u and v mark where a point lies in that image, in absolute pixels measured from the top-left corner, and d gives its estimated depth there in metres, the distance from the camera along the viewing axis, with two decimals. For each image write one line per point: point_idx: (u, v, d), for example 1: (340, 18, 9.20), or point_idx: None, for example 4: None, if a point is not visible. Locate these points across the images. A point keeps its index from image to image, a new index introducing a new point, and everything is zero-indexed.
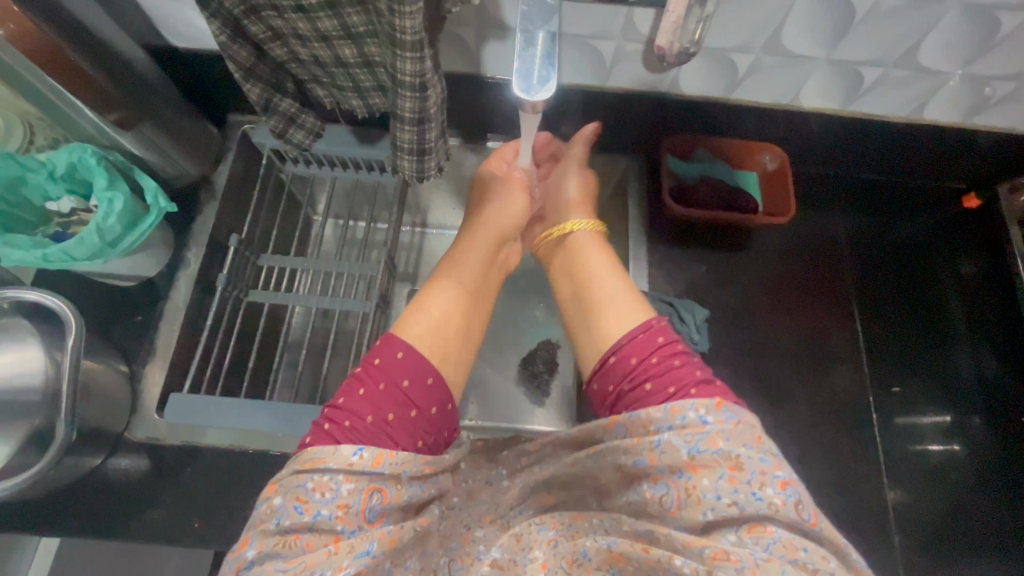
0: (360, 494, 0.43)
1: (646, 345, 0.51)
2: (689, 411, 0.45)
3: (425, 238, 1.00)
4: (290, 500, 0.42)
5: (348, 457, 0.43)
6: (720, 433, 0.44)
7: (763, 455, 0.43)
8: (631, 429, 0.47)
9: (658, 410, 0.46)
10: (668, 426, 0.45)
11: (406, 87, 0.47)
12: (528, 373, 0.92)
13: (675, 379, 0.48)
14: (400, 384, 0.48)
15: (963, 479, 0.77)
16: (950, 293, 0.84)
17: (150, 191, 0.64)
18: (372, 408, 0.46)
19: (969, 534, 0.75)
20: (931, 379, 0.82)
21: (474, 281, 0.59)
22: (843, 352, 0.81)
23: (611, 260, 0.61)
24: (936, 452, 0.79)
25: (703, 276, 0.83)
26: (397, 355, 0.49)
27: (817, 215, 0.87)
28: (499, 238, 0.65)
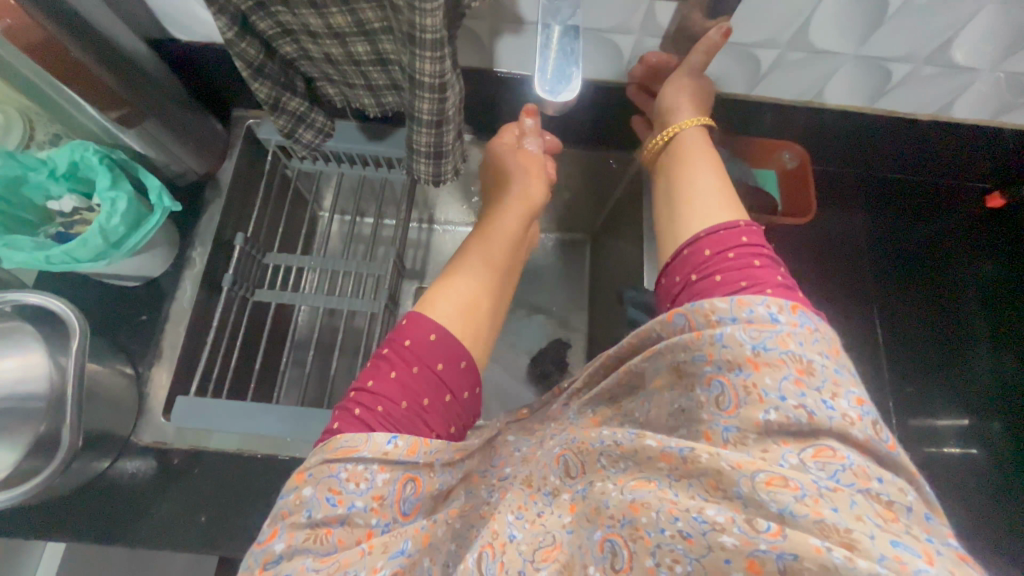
0: (395, 484, 0.43)
1: (724, 241, 0.49)
2: (758, 306, 0.40)
3: (433, 234, 0.99)
4: (322, 491, 0.41)
5: (382, 446, 0.42)
6: (791, 335, 0.38)
7: (838, 369, 0.37)
8: (691, 320, 0.42)
9: (725, 301, 0.41)
10: (732, 319, 0.40)
11: (424, 88, 0.45)
12: (537, 372, 0.91)
13: (751, 277, 0.45)
14: (434, 367, 0.48)
15: (980, 485, 0.75)
16: (971, 295, 0.82)
17: (155, 191, 0.63)
18: (406, 393, 0.46)
19: (989, 540, 0.72)
20: (949, 382, 0.78)
21: (504, 260, 0.59)
22: (862, 357, 0.78)
23: (716, 169, 0.57)
24: (953, 454, 0.76)
25: None
26: (429, 336, 0.49)
27: (837, 215, 0.83)
28: (529, 212, 0.65)
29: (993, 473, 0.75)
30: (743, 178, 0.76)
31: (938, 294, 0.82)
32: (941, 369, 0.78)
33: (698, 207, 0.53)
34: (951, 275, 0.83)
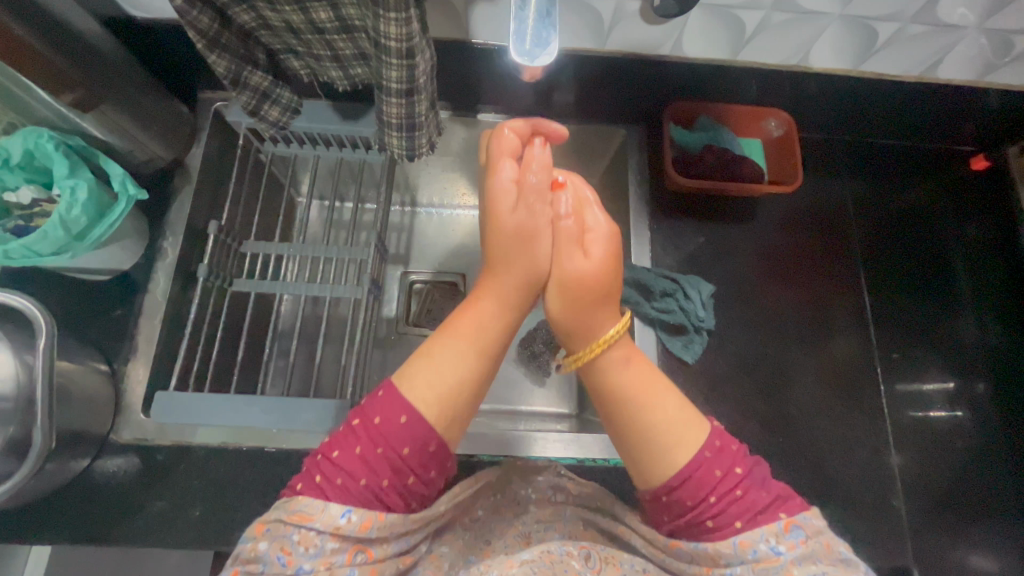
0: (344, 553, 0.43)
1: (704, 487, 0.45)
2: (759, 544, 0.43)
3: (416, 218, 0.97)
4: (274, 550, 0.41)
5: (336, 519, 0.42)
6: (794, 562, 0.42)
7: (836, 566, 0.42)
8: (699, 557, 0.46)
9: (727, 545, 0.44)
10: (739, 561, 0.43)
11: (392, 54, 0.43)
12: (527, 353, 0.91)
13: (741, 510, 0.44)
14: (399, 452, 0.44)
15: (967, 446, 0.74)
16: (958, 258, 0.81)
17: (117, 178, 0.60)
18: (367, 471, 0.43)
19: (973, 505, 0.71)
20: (936, 348, 0.78)
21: (493, 332, 0.51)
22: (850, 321, 0.76)
23: (648, 371, 0.52)
24: (941, 419, 0.75)
25: (701, 246, 0.77)
26: (399, 418, 0.45)
27: (824, 179, 0.82)
28: (517, 289, 0.54)
29: (979, 437, 0.74)
30: (728, 147, 0.75)
31: (926, 260, 0.81)
32: (929, 334, 0.78)
33: (658, 409, 0.49)
34: (940, 240, 0.82)
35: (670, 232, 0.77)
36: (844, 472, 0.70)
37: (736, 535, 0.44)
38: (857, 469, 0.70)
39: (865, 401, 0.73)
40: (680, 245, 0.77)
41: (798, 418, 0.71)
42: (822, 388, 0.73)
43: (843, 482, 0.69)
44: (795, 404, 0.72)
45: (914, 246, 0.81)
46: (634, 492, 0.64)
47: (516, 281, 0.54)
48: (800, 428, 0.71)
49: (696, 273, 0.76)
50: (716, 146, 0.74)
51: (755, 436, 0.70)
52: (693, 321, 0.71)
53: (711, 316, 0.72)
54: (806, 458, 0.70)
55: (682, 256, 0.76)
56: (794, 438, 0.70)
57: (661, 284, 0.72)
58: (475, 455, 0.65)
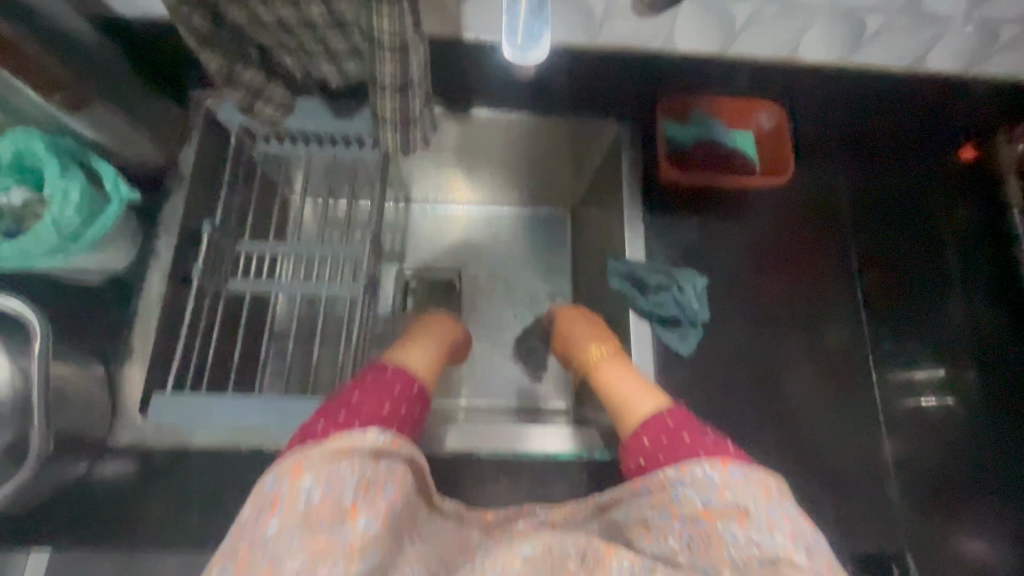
0: (380, 479, 0.47)
1: (654, 426, 0.56)
2: (699, 470, 0.50)
3: (410, 215, 0.97)
4: (320, 480, 0.45)
5: (375, 441, 0.48)
6: (728, 487, 0.48)
7: (773, 506, 0.47)
8: (651, 488, 0.52)
9: (672, 469, 0.51)
10: (680, 483, 0.50)
11: (386, 47, 0.43)
12: (524, 349, 0.91)
13: (684, 446, 0.53)
14: (411, 412, 0.56)
15: (959, 432, 0.75)
16: (949, 247, 0.82)
17: (110, 179, 0.60)
18: (388, 422, 0.53)
19: (966, 489, 0.73)
20: (928, 336, 0.79)
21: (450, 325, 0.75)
22: (843, 311, 0.77)
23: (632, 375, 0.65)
24: (932, 406, 0.76)
25: (694, 239, 0.78)
26: (414, 389, 0.58)
27: (816, 172, 0.82)
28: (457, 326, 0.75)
29: (970, 422, 0.75)
30: (719, 140, 0.76)
31: (916, 249, 0.82)
32: (918, 322, 0.79)
33: (631, 389, 0.62)
34: (931, 230, 0.83)
35: (664, 225, 0.77)
36: (839, 460, 0.71)
37: (680, 463, 0.51)
38: (853, 457, 0.71)
39: (858, 389, 0.74)
40: (673, 238, 0.77)
41: (793, 407, 0.72)
42: (816, 377, 0.74)
43: (838, 469, 0.70)
44: (790, 393, 0.73)
45: (905, 236, 0.82)
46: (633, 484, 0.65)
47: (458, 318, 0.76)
48: (795, 417, 0.72)
49: (690, 266, 0.76)
50: (708, 141, 0.76)
51: (751, 426, 0.71)
52: (689, 314, 0.72)
53: (706, 308, 0.73)
54: (802, 447, 0.71)
55: (676, 249, 0.77)
56: (789, 426, 0.71)
57: (657, 278, 0.73)
58: (475, 452, 0.65)
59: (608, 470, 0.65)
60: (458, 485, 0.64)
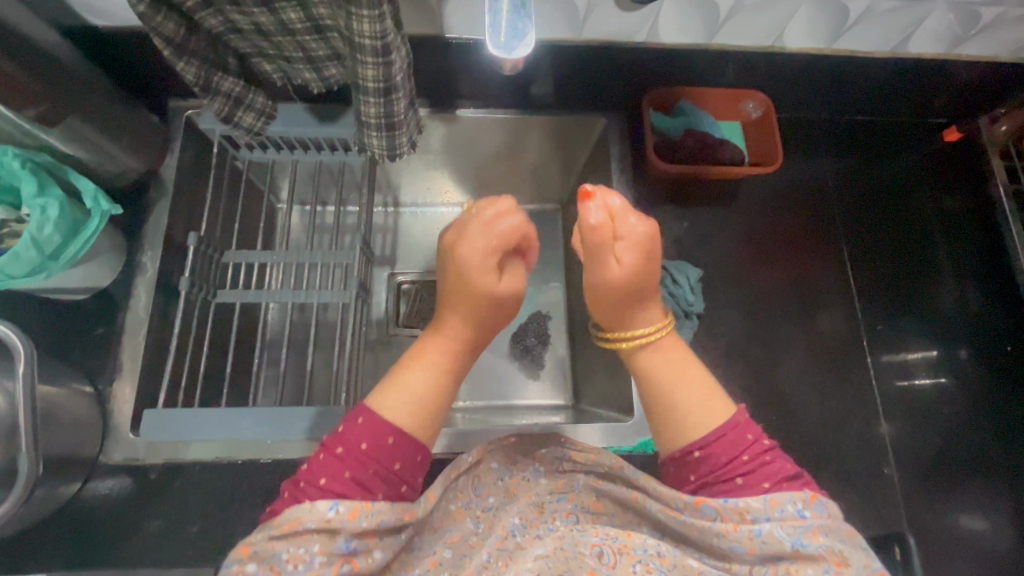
0: (331, 565, 0.42)
1: (735, 442, 0.49)
2: (787, 504, 0.45)
3: (400, 218, 0.96)
4: (264, 570, 0.41)
5: (325, 514, 0.43)
6: (819, 528, 0.44)
7: (856, 552, 0.44)
8: (723, 514, 0.46)
9: (757, 500, 0.46)
10: (766, 517, 0.45)
11: (366, 52, 0.42)
12: (520, 347, 0.91)
13: (767, 474, 0.47)
14: (391, 468, 0.47)
15: (953, 412, 0.75)
16: (937, 229, 0.83)
17: (90, 195, 0.59)
18: (360, 489, 0.45)
19: (961, 468, 0.73)
20: (919, 318, 0.79)
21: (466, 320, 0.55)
22: (835, 297, 0.78)
23: (691, 374, 0.53)
24: (926, 387, 0.76)
25: (686, 231, 0.77)
26: (386, 439, 0.47)
27: (804, 160, 0.83)
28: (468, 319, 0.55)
29: (963, 400, 0.76)
30: (707, 131, 0.75)
31: (905, 232, 0.82)
32: (909, 305, 0.79)
33: (686, 396, 0.51)
34: (918, 213, 0.84)
35: (656, 219, 0.77)
36: (837, 445, 0.71)
37: (767, 494, 0.46)
38: (849, 442, 0.71)
39: (853, 374, 0.74)
40: (666, 231, 0.77)
41: (789, 395, 0.72)
42: (812, 363, 0.74)
43: (836, 454, 0.71)
44: (786, 381, 0.73)
45: (893, 220, 0.83)
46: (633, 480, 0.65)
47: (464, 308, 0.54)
48: (791, 405, 0.72)
49: (684, 260, 0.76)
50: (696, 131, 0.75)
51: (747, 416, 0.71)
52: (682, 307, 0.72)
53: (700, 300, 0.73)
54: (800, 433, 0.71)
55: (668, 242, 0.77)
56: (786, 414, 0.71)
57: None
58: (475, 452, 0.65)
59: None
60: None
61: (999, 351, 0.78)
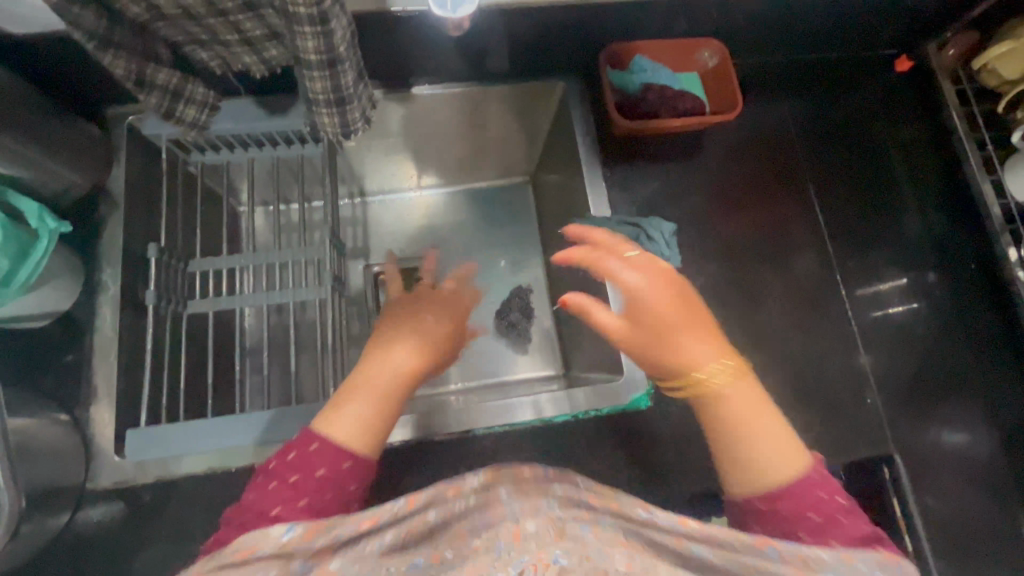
0: None
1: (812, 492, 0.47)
2: (861, 562, 0.37)
3: (367, 208, 0.95)
4: None
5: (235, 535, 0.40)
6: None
7: None
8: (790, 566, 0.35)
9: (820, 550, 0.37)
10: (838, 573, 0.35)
11: (303, 21, 0.40)
12: (505, 324, 0.91)
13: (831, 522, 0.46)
14: (315, 474, 0.48)
15: (926, 334, 0.77)
16: (895, 160, 0.84)
17: (33, 214, 0.56)
18: (279, 501, 0.47)
19: (937, 386, 0.76)
20: (887, 249, 0.81)
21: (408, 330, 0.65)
22: (805, 238, 0.79)
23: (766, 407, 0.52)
24: (898, 313, 0.78)
25: (656, 190, 0.78)
26: (311, 446, 0.49)
27: (763, 106, 0.83)
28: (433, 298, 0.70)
29: (936, 322, 0.78)
30: (666, 84, 0.75)
31: (866, 167, 0.84)
32: (877, 234, 0.81)
33: (761, 429, 0.50)
34: (876, 146, 0.85)
35: (626, 179, 0.78)
36: (820, 379, 0.73)
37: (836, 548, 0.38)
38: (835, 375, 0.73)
39: (829, 308, 0.76)
40: (637, 191, 0.77)
41: (770, 337, 0.74)
42: (789, 302, 0.75)
43: (820, 389, 0.73)
44: (766, 324, 0.74)
45: (853, 157, 0.84)
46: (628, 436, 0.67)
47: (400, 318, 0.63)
48: (773, 346, 0.73)
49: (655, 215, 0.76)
50: (655, 86, 0.74)
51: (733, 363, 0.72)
52: (662, 261, 0.69)
53: (677, 253, 0.69)
54: (784, 372, 0.73)
55: (639, 201, 0.77)
56: (769, 357, 0.73)
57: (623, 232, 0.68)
58: (472, 430, 0.64)
59: None
60: None
61: (967, 263, 0.80)
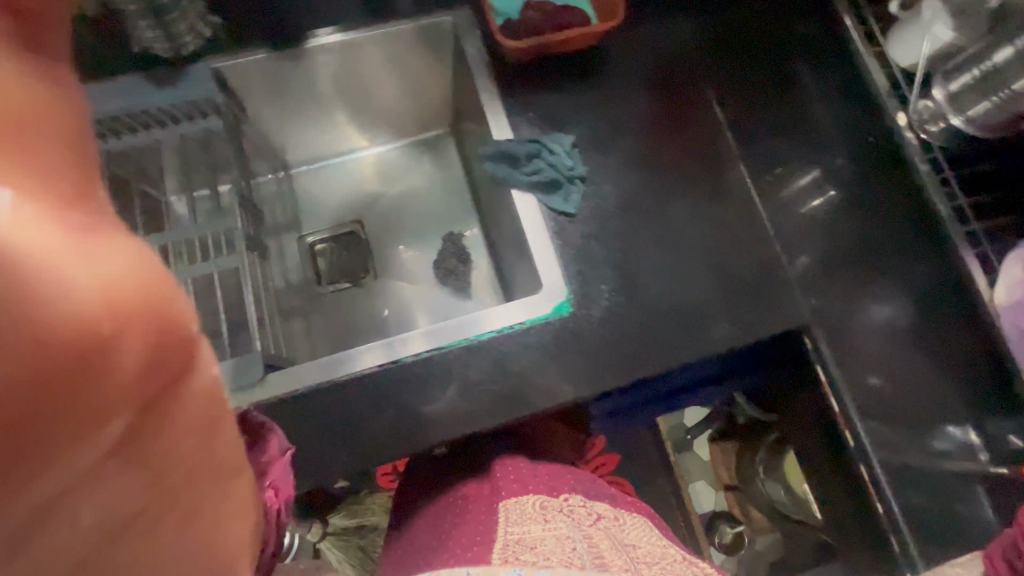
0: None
1: None
2: None
3: (293, 180, 1.01)
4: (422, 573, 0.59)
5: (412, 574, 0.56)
6: None
7: None
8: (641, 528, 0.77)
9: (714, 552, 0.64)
10: None
11: None
12: (443, 271, 0.95)
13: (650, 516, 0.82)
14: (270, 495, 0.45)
15: (858, 222, 0.77)
16: (794, 55, 0.82)
17: None
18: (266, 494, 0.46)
19: (871, 267, 0.76)
20: (796, 144, 0.80)
21: (110, 313, 0.18)
22: (720, 151, 0.77)
23: None
24: (821, 206, 0.78)
25: (560, 106, 0.76)
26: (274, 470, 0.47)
27: (653, 18, 0.81)
28: (68, 206, 0.19)
29: (859, 214, 0.78)
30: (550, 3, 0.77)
31: (765, 63, 0.82)
32: (787, 126, 0.80)
33: None
34: (772, 40, 0.83)
35: (526, 99, 0.76)
36: (747, 268, 0.72)
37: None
38: (766, 256, 0.73)
39: (738, 199, 0.75)
40: (539, 113, 0.75)
41: (695, 236, 0.72)
42: (705, 203, 0.74)
43: (745, 280, 0.72)
44: (684, 227, 0.73)
45: (749, 58, 0.82)
46: (562, 349, 0.66)
47: (159, 317, 0.20)
48: (700, 241, 0.72)
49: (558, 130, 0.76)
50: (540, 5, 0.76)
51: (659, 261, 0.70)
52: (564, 171, 0.71)
53: (579, 161, 0.72)
54: (710, 271, 0.71)
55: (543, 123, 0.75)
56: (695, 260, 0.71)
57: (522, 147, 0.71)
58: (399, 362, 0.65)
59: (535, 338, 0.66)
60: (396, 403, 0.64)
61: (883, 154, 0.77)
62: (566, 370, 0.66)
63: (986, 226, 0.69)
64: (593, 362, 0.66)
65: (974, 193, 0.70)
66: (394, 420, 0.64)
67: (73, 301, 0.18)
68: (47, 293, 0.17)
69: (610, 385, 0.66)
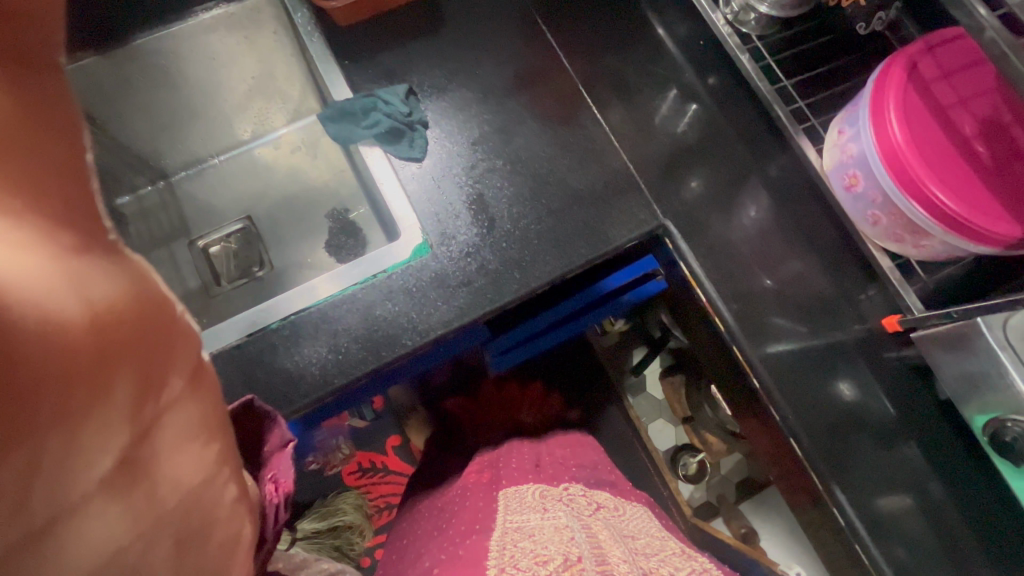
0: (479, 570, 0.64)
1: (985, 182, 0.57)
2: None
3: (175, 186, 1.01)
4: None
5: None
6: None
7: None
8: (639, 519, 0.85)
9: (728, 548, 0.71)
10: None
11: None
12: (333, 246, 0.96)
13: (626, 493, 0.95)
14: (274, 483, 0.50)
15: (716, 129, 0.77)
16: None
17: None
18: None
19: (738, 164, 0.76)
20: (649, 66, 0.80)
21: (97, 332, 0.24)
22: (563, 85, 0.79)
23: None
24: (683, 124, 0.78)
25: (394, 57, 0.78)
26: (281, 453, 0.53)
27: None
28: (63, 219, 0.24)
29: (717, 119, 0.77)
30: None
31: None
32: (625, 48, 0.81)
33: None
34: None
35: (360, 57, 0.78)
36: (595, 178, 0.75)
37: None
38: (613, 169, 0.76)
39: (582, 119, 0.78)
40: (373, 67, 0.78)
41: (543, 156, 0.75)
42: (549, 127, 0.77)
43: (596, 187, 0.75)
44: (526, 150, 0.75)
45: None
46: (429, 291, 0.68)
47: (143, 342, 0.26)
48: (548, 161, 0.75)
49: (396, 79, 0.77)
50: None
51: (513, 182, 0.74)
52: (402, 117, 0.74)
53: (414, 105, 0.75)
54: (561, 187, 0.74)
55: (380, 75, 0.78)
56: (543, 178, 0.74)
57: (358, 104, 0.75)
58: (271, 325, 0.66)
59: (397, 282, 0.68)
60: (270, 364, 0.65)
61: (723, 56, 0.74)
62: (431, 304, 0.68)
63: (808, 101, 0.73)
64: (458, 298, 0.69)
65: (793, 74, 0.73)
66: (270, 383, 0.65)
67: (61, 314, 0.22)
68: (46, 314, 0.22)
69: (472, 315, 0.68)
